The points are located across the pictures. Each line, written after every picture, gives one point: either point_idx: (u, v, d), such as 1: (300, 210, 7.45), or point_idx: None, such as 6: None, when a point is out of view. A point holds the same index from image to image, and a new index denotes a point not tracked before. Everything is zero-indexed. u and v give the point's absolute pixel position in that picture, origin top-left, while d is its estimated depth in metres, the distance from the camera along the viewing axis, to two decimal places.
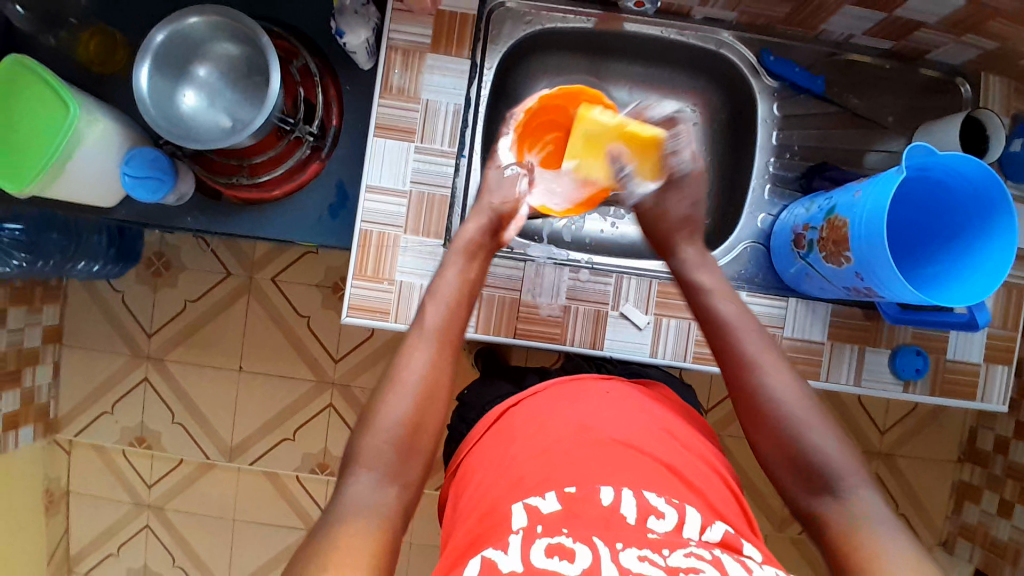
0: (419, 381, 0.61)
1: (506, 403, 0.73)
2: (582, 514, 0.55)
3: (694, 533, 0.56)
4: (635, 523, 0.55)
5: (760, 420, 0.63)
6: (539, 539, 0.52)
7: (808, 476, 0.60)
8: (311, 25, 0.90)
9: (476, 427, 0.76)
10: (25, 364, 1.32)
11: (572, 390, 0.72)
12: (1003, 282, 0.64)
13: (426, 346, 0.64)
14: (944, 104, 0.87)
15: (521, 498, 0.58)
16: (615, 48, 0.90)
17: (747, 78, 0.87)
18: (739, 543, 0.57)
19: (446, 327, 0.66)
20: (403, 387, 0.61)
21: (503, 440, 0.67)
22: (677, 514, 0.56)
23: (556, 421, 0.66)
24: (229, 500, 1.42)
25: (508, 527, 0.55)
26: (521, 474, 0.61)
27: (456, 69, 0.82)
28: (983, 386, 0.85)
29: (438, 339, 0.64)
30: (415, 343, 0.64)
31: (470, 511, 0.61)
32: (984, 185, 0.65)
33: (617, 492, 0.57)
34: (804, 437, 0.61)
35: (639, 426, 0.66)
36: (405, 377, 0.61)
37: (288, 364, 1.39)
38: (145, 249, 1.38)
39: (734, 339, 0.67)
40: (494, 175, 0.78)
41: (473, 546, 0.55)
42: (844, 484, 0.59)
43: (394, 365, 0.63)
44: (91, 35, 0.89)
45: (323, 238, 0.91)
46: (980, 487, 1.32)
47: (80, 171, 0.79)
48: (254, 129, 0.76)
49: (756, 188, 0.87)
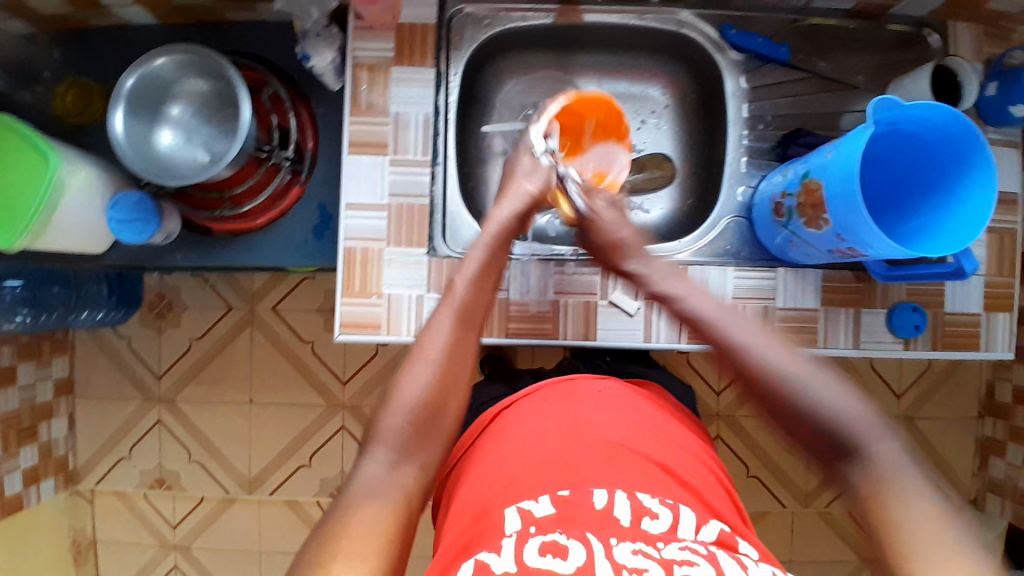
0: (444, 359, 0.62)
1: (500, 405, 0.75)
2: (577, 517, 0.56)
3: (689, 533, 0.56)
4: (630, 525, 0.55)
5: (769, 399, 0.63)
6: (532, 539, 0.52)
7: (823, 439, 0.59)
8: (279, 54, 0.92)
9: (469, 429, 0.77)
10: (40, 419, 1.33)
11: (565, 390, 0.73)
12: (987, 225, 0.63)
13: (449, 319, 0.64)
14: (917, 57, 0.87)
15: (514, 502, 0.58)
16: (579, 41, 0.91)
17: (712, 55, 0.87)
18: (734, 542, 0.57)
19: (472, 305, 0.66)
20: (428, 362, 0.61)
21: (497, 441, 0.68)
22: (671, 514, 0.57)
23: (547, 424, 0.67)
24: (254, 532, 1.43)
25: (502, 531, 0.55)
26: (512, 476, 0.62)
27: (421, 80, 0.82)
28: (985, 336, 0.84)
29: (458, 314, 0.65)
30: (442, 313, 0.65)
31: (462, 510, 0.61)
32: (953, 132, 0.65)
33: (610, 494, 0.58)
34: (814, 403, 0.60)
35: (632, 425, 0.67)
36: (430, 345, 0.62)
37: (297, 391, 1.40)
38: (146, 293, 1.39)
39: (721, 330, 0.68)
40: (528, 163, 0.78)
41: (466, 549, 0.55)
42: (858, 434, 0.58)
43: (418, 340, 0.63)
44: (66, 88, 0.90)
45: (312, 260, 0.92)
46: (1003, 440, 1.30)
47: (66, 219, 0.81)
48: (230, 159, 0.77)
49: (733, 162, 0.86)
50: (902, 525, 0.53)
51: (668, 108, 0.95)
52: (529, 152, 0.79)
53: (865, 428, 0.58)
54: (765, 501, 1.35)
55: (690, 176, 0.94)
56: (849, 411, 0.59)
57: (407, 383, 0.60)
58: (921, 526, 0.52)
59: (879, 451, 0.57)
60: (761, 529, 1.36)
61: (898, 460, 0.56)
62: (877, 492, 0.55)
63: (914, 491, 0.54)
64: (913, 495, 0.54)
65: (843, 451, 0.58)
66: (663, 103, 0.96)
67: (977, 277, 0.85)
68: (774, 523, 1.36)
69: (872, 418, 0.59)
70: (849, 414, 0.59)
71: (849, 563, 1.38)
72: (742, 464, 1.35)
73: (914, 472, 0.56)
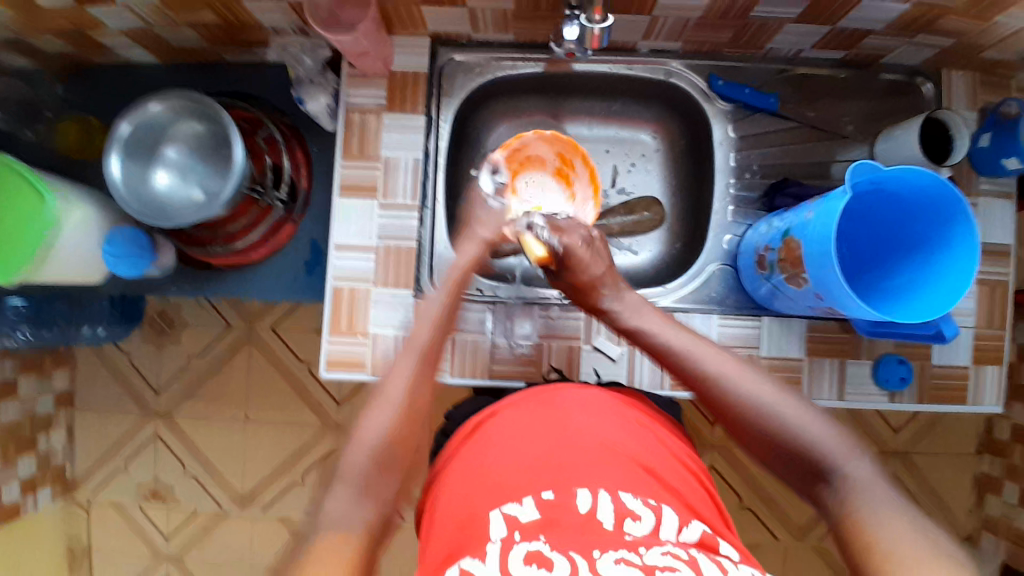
0: (402, 399, 0.64)
1: (483, 415, 0.73)
2: (562, 522, 0.55)
3: (671, 534, 0.56)
4: (613, 528, 0.55)
5: (749, 425, 0.64)
6: (517, 547, 0.53)
7: (806, 462, 0.60)
8: (280, 96, 0.95)
9: (454, 437, 0.75)
10: (39, 431, 1.35)
11: (547, 399, 0.70)
12: (966, 292, 0.64)
13: (411, 360, 0.67)
14: (907, 107, 0.88)
15: (498, 505, 0.58)
16: (571, 87, 0.93)
17: (700, 104, 0.88)
18: (716, 543, 0.57)
19: (433, 345, 0.70)
20: (388, 402, 0.63)
21: (478, 448, 0.67)
22: (654, 516, 0.56)
23: (535, 430, 0.66)
24: (246, 547, 1.44)
25: (486, 536, 0.55)
26: (499, 478, 0.61)
27: (413, 123, 0.84)
28: (972, 388, 0.84)
29: (421, 353, 0.68)
30: (404, 356, 0.68)
31: (446, 518, 0.60)
32: (937, 195, 0.66)
33: (594, 496, 0.57)
34: (794, 430, 0.62)
35: (617, 428, 0.66)
36: (390, 394, 0.63)
37: (294, 411, 1.41)
38: (148, 310, 1.41)
39: (686, 359, 0.70)
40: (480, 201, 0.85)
41: (451, 558, 0.55)
42: (829, 452, 0.59)
43: (377, 384, 0.65)
44: (69, 123, 0.93)
45: (304, 295, 0.95)
46: (999, 478, 1.28)
47: (61, 255, 0.82)
48: (224, 200, 0.78)
49: (719, 211, 0.88)
50: (874, 538, 0.53)
51: (658, 153, 0.96)
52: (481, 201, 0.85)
53: (835, 450, 0.59)
54: (756, 532, 1.35)
55: (679, 222, 0.95)
56: (821, 438, 0.60)
57: (369, 424, 0.61)
58: (895, 543, 0.51)
59: (851, 471, 0.58)
60: None
61: (871, 479, 0.57)
62: (850, 512, 0.56)
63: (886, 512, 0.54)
64: (887, 513, 0.54)
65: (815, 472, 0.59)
66: (654, 148, 0.96)
67: (964, 329, 0.84)
68: (767, 555, 1.35)
69: (846, 446, 0.60)
70: (825, 442, 0.60)
71: None
72: (735, 494, 1.34)
73: (897, 501, 0.55)
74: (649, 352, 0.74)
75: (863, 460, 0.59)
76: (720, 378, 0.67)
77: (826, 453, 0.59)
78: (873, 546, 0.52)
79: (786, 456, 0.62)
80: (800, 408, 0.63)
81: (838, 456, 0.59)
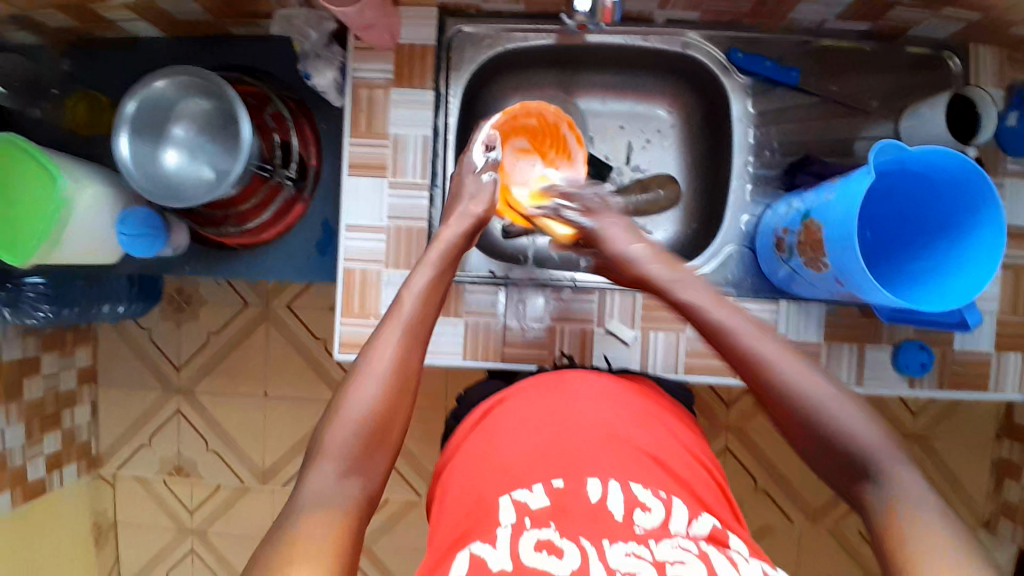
0: (388, 376, 0.58)
1: (492, 401, 0.72)
2: (571, 510, 0.54)
3: (681, 526, 0.55)
4: (623, 519, 0.54)
5: (790, 415, 0.58)
6: (527, 533, 0.51)
7: (849, 463, 0.54)
8: (287, 73, 0.94)
9: (462, 424, 0.74)
10: (64, 406, 1.38)
11: (558, 385, 0.70)
12: (998, 269, 0.61)
13: (395, 332, 0.61)
14: (938, 80, 0.83)
15: (509, 490, 0.57)
16: (584, 60, 0.90)
17: (719, 78, 0.84)
18: (726, 537, 0.56)
19: (421, 318, 0.64)
20: (371, 375, 0.58)
21: (488, 435, 0.66)
22: (664, 508, 0.55)
23: (545, 417, 0.65)
24: (266, 521, 1.47)
25: (496, 521, 0.54)
26: (507, 463, 0.60)
27: (422, 100, 0.82)
28: (996, 374, 0.81)
29: (406, 327, 0.62)
30: (387, 329, 0.62)
31: (456, 504, 0.60)
32: (965, 174, 0.63)
33: (604, 484, 0.56)
34: (842, 429, 0.55)
35: (626, 419, 0.65)
36: (372, 367, 0.59)
37: (309, 387, 1.43)
38: (166, 288, 1.43)
39: (734, 337, 0.62)
40: (471, 181, 0.76)
41: (460, 542, 0.54)
42: (877, 459, 0.53)
43: (362, 357, 0.60)
44: (74, 101, 0.93)
45: (316, 277, 0.94)
46: (1020, 463, 1.24)
47: (77, 235, 0.83)
48: (234, 177, 0.77)
49: (737, 190, 0.85)
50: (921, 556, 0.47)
51: (675, 129, 0.93)
52: (472, 173, 0.77)
53: (882, 455, 0.53)
54: (771, 513, 1.34)
55: (695, 201, 0.92)
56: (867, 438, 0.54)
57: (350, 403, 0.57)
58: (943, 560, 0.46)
59: (900, 483, 0.52)
60: (767, 541, 1.35)
61: (921, 492, 0.51)
62: (896, 523, 0.50)
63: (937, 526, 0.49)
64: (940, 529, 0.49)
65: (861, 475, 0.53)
66: (670, 124, 0.93)
67: (990, 314, 0.81)
68: (781, 536, 1.34)
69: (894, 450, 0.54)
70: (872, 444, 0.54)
71: None
72: (751, 475, 1.33)
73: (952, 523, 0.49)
74: (695, 326, 0.66)
75: (914, 471, 0.52)
76: (767, 362, 0.59)
77: (869, 452, 0.54)
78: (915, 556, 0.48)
79: (830, 454, 0.55)
80: (852, 405, 0.56)
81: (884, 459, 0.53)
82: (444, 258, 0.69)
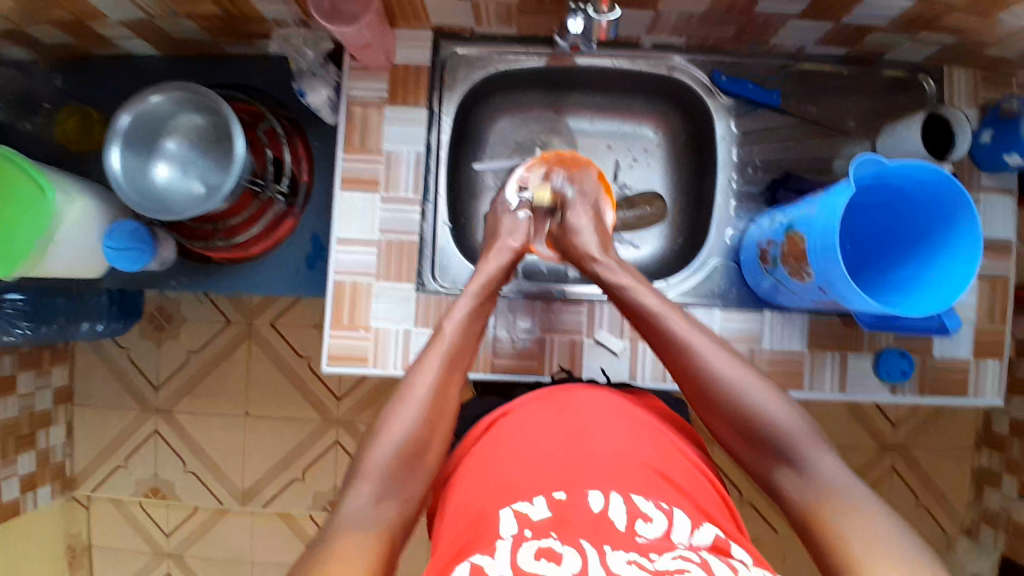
0: (429, 399, 0.62)
1: (497, 414, 0.72)
2: (574, 521, 0.55)
3: (683, 537, 0.56)
4: (625, 528, 0.54)
5: (715, 401, 0.65)
6: (528, 544, 0.52)
7: (764, 442, 0.63)
8: (280, 89, 0.95)
9: (465, 438, 0.74)
10: (38, 427, 1.34)
11: (562, 398, 0.70)
12: (978, 269, 0.64)
13: (438, 361, 0.65)
14: (909, 103, 0.87)
15: (509, 503, 0.57)
16: (574, 82, 0.92)
17: (703, 99, 0.88)
18: (729, 546, 0.56)
19: (461, 348, 0.68)
20: (414, 402, 0.61)
21: (491, 449, 0.66)
22: (666, 519, 0.56)
23: (546, 431, 0.65)
24: (246, 543, 1.44)
25: (496, 533, 0.54)
26: (509, 478, 0.61)
27: (414, 117, 0.83)
28: (974, 382, 0.84)
29: (449, 356, 0.66)
30: (431, 356, 0.66)
31: (458, 516, 0.60)
32: (939, 185, 0.66)
33: (606, 497, 0.57)
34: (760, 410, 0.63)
35: (630, 434, 0.65)
36: (416, 393, 0.62)
37: (294, 406, 1.41)
38: (146, 305, 1.41)
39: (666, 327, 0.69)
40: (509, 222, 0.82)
41: (460, 554, 0.55)
42: (794, 440, 0.62)
43: (404, 382, 0.64)
44: (66, 115, 0.93)
45: (306, 290, 0.94)
46: (997, 473, 1.27)
47: (61, 247, 0.82)
48: (225, 193, 0.77)
49: (721, 205, 0.88)
50: (847, 537, 0.54)
51: (661, 149, 0.96)
52: (507, 212, 0.84)
53: (799, 438, 0.62)
54: (756, 526, 1.35)
55: (681, 216, 0.95)
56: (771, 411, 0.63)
57: (389, 427, 0.60)
58: (864, 533, 0.54)
59: (817, 465, 0.60)
60: None
61: (835, 473, 0.59)
62: (822, 503, 0.58)
63: (862, 511, 0.56)
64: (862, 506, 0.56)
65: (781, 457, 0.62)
66: (656, 143, 0.96)
67: (966, 325, 0.84)
68: (765, 550, 1.35)
69: (805, 428, 0.62)
70: (776, 417, 0.63)
71: None
72: (735, 489, 1.35)
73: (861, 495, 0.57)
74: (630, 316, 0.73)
75: (828, 453, 0.61)
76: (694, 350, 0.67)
77: (784, 433, 0.62)
78: (846, 540, 0.54)
79: (748, 434, 0.64)
80: (769, 391, 0.64)
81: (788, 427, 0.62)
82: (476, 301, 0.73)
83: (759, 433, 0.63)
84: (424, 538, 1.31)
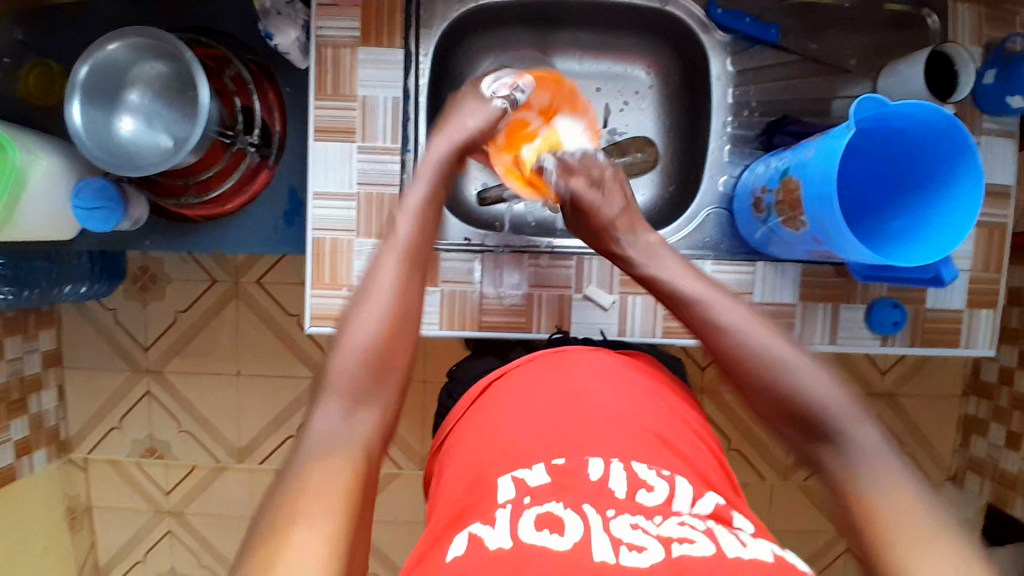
0: (393, 304, 0.58)
1: (492, 376, 0.71)
2: (574, 488, 0.53)
3: (685, 505, 0.54)
4: (626, 498, 0.53)
5: (743, 376, 0.60)
6: (527, 512, 0.51)
7: (803, 420, 0.55)
8: (247, 32, 0.89)
9: (461, 400, 0.73)
10: (29, 391, 1.33)
11: (558, 360, 0.69)
12: (980, 212, 0.61)
13: (396, 259, 0.62)
14: (913, 39, 0.82)
15: (508, 470, 0.56)
16: (563, 19, 0.87)
17: (697, 35, 0.83)
18: (730, 515, 0.56)
19: (417, 240, 0.64)
20: (374, 300, 0.58)
21: (484, 415, 0.65)
22: (668, 486, 0.55)
23: (541, 394, 0.64)
24: (245, 499, 1.45)
25: (495, 500, 0.53)
26: (505, 445, 0.59)
27: (390, 60, 0.79)
28: (967, 331, 0.83)
29: (406, 255, 0.62)
30: (387, 255, 0.62)
31: (453, 484, 0.59)
32: (943, 129, 0.63)
33: (606, 464, 0.55)
34: (791, 384, 0.56)
35: (630, 397, 0.63)
36: (374, 285, 0.60)
37: (286, 364, 1.40)
38: (129, 265, 1.37)
39: (694, 304, 0.67)
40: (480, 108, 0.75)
41: (459, 520, 0.54)
42: (835, 417, 0.54)
43: (365, 279, 0.61)
44: (27, 70, 0.88)
45: (286, 247, 0.91)
46: (985, 420, 1.27)
47: (32, 207, 0.78)
48: (193, 144, 0.74)
49: (714, 150, 0.84)
50: (875, 510, 0.48)
51: (652, 91, 0.92)
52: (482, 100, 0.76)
53: (842, 414, 0.54)
54: (745, 474, 1.37)
55: (673, 163, 0.91)
56: (778, 357, 0.59)
57: (354, 329, 0.57)
58: (896, 513, 0.47)
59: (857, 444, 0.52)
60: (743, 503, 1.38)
61: (883, 453, 0.51)
62: (856, 480, 0.50)
63: (890, 486, 0.49)
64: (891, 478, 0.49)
65: (819, 436, 0.54)
66: (647, 85, 0.92)
67: (962, 273, 0.82)
68: (754, 496, 1.37)
69: (849, 404, 0.54)
70: (801, 383, 0.56)
71: (829, 538, 1.39)
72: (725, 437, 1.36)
73: (893, 459, 0.50)
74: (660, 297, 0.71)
75: (873, 427, 0.52)
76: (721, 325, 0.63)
77: (826, 409, 0.54)
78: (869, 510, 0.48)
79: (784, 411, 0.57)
80: (804, 362, 0.58)
81: (796, 375, 0.57)
82: (433, 191, 0.68)
83: (792, 410, 0.56)
84: (417, 492, 1.32)
